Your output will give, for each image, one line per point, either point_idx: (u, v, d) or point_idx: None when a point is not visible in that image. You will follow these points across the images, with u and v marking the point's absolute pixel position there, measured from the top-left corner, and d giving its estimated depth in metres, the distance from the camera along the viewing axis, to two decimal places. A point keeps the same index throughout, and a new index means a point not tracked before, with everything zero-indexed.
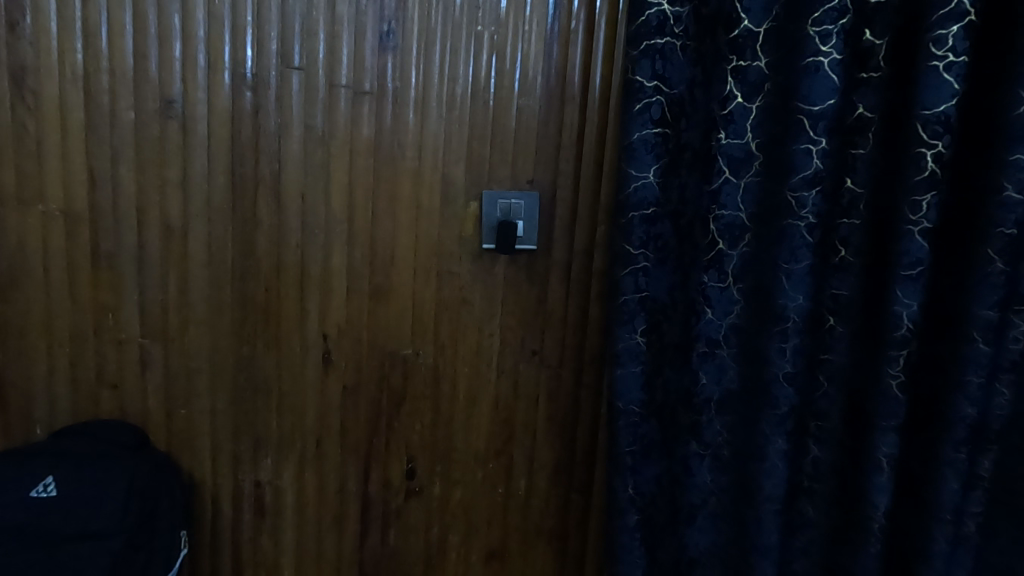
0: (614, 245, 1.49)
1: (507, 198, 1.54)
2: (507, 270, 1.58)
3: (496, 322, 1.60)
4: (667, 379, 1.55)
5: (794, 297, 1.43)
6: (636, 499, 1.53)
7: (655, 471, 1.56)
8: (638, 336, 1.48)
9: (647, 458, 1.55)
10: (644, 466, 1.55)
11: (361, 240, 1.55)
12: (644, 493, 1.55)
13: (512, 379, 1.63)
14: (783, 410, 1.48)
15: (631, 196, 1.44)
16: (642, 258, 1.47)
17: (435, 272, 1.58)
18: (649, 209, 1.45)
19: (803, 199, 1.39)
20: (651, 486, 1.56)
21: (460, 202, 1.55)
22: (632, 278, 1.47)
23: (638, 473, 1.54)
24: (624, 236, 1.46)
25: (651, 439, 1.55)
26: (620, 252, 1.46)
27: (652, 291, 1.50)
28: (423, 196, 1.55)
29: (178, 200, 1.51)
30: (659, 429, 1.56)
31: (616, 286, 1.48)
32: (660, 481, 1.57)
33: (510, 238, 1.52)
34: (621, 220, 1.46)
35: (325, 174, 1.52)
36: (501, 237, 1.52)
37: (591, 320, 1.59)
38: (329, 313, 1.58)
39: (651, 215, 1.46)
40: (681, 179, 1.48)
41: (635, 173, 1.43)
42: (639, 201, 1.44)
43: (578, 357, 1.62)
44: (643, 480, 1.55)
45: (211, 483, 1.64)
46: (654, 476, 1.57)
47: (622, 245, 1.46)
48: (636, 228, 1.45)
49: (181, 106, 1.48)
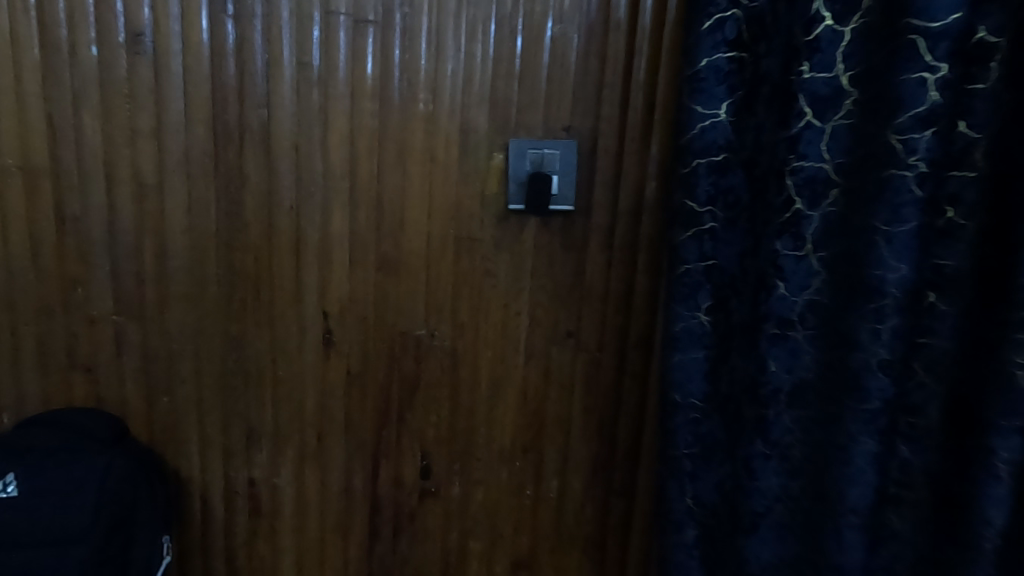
0: (677, 203, 1.24)
1: (539, 148, 1.29)
2: (538, 235, 1.33)
3: (525, 297, 1.36)
4: (733, 368, 1.31)
5: (894, 267, 1.11)
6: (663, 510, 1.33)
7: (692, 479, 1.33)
8: (702, 315, 1.24)
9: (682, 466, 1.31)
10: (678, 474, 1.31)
11: (365, 201, 1.31)
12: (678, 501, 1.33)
13: (543, 366, 1.39)
14: (875, 405, 1.17)
15: (704, 134, 1.19)
16: (706, 217, 1.24)
17: (452, 239, 1.33)
18: (715, 153, 1.20)
19: (912, 142, 1.07)
20: (685, 496, 1.32)
21: (482, 153, 1.30)
22: (693, 241, 1.24)
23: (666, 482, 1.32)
24: (683, 188, 1.21)
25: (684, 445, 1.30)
26: (679, 209, 1.23)
27: (720, 259, 1.27)
28: (439, 148, 1.30)
29: (152, 153, 1.29)
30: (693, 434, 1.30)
31: (674, 251, 1.25)
32: (698, 490, 1.33)
33: (543, 196, 1.28)
34: (681, 167, 1.21)
35: (323, 121, 1.29)
36: (531, 194, 1.27)
37: (636, 295, 1.34)
38: (329, 286, 1.35)
39: (718, 164, 1.21)
40: (756, 119, 1.22)
41: (702, 110, 1.18)
42: (708, 142, 1.20)
43: (620, 341, 1.38)
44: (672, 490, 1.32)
45: (200, 481, 1.44)
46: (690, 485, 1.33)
47: (681, 199, 1.22)
48: (702, 179, 1.20)
49: (151, 41, 1.25)
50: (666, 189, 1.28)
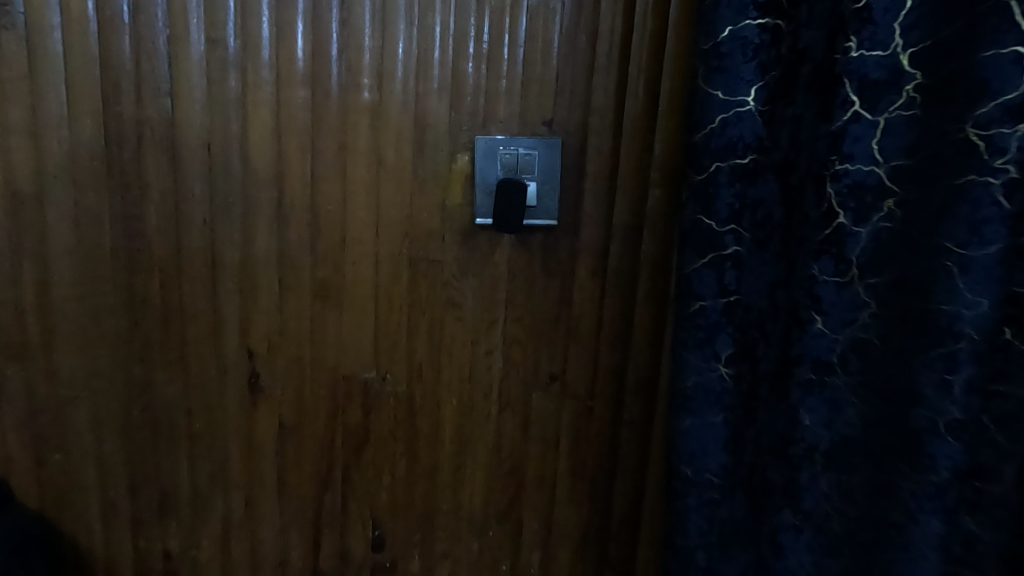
0: (688, 224, 0.90)
1: (513, 147, 1.02)
2: (513, 257, 1.07)
3: (496, 334, 1.10)
4: (760, 429, 0.94)
5: (972, 301, 0.73)
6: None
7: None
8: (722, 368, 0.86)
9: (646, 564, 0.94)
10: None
11: (295, 214, 1.05)
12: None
13: (521, 416, 1.13)
14: (944, 479, 0.78)
15: (727, 128, 0.85)
16: (719, 241, 0.88)
17: (405, 262, 1.07)
18: (741, 156, 0.86)
19: (1003, 139, 0.70)
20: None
21: (442, 154, 1.03)
22: (707, 275, 0.89)
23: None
24: (694, 204, 0.88)
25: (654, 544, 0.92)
26: (693, 231, 0.89)
27: (746, 296, 0.90)
28: (387, 148, 1.03)
29: (27, 155, 1.02)
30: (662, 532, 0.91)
31: (682, 289, 0.91)
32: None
33: (513, 207, 1.01)
34: (696, 176, 0.88)
35: (241, 114, 1.03)
36: (497, 205, 1.01)
37: (635, 332, 1.08)
38: (254, 319, 1.09)
39: (742, 171, 0.86)
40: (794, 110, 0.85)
41: (723, 96, 0.81)
42: (733, 139, 0.85)
43: (615, 388, 1.11)
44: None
45: (105, 553, 1.18)
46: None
47: (693, 218, 0.89)
48: (721, 192, 0.87)
49: (21, 13, 0.99)
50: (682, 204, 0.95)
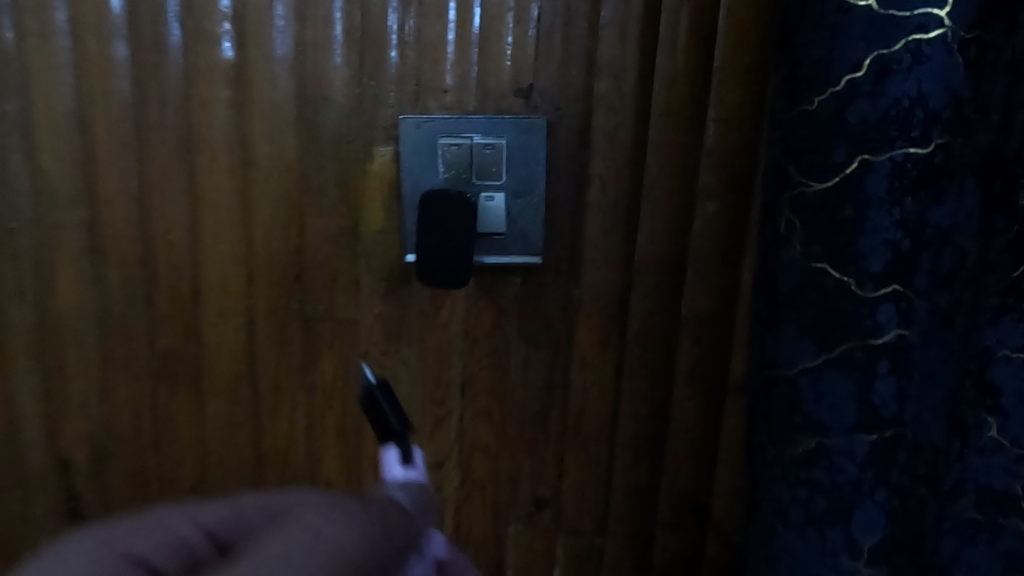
0: (786, 279, 0.42)
1: (464, 134, 0.59)
2: (473, 315, 0.65)
3: (447, 437, 0.68)
4: None
5: None
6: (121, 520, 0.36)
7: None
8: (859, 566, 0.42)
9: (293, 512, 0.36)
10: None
11: (119, 250, 0.65)
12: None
13: (490, 561, 0.72)
14: None
15: (888, 80, 0.37)
16: (862, 316, 0.40)
17: (297, 325, 0.66)
18: (916, 135, 0.38)
19: None
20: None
21: (352, 149, 0.62)
22: (832, 390, 0.41)
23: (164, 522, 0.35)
24: (809, 236, 0.40)
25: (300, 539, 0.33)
26: (804, 290, 0.41)
27: (914, 424, 0.42)
28: (260, 140, 0.63)
29: None
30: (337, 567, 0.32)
31: (775, 410, 0.43)
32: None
33: (455, 221, 0.57)
34: (809, 182, 0.40)
35: (21, 87, 0.62)
36: (428, 213, 0.57)
37: (672, 433, 0.67)
38: (65, 415, 0.69)
39: (919, 167, 0.38)
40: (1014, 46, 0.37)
41: (885, 11, 0.37)
42: (903, 102, 0.37)
43: (642, 519, 0.69)
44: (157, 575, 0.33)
45: None
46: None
47: (806, 267, 0.41)
48: (875, 216, 0.39)
49: None
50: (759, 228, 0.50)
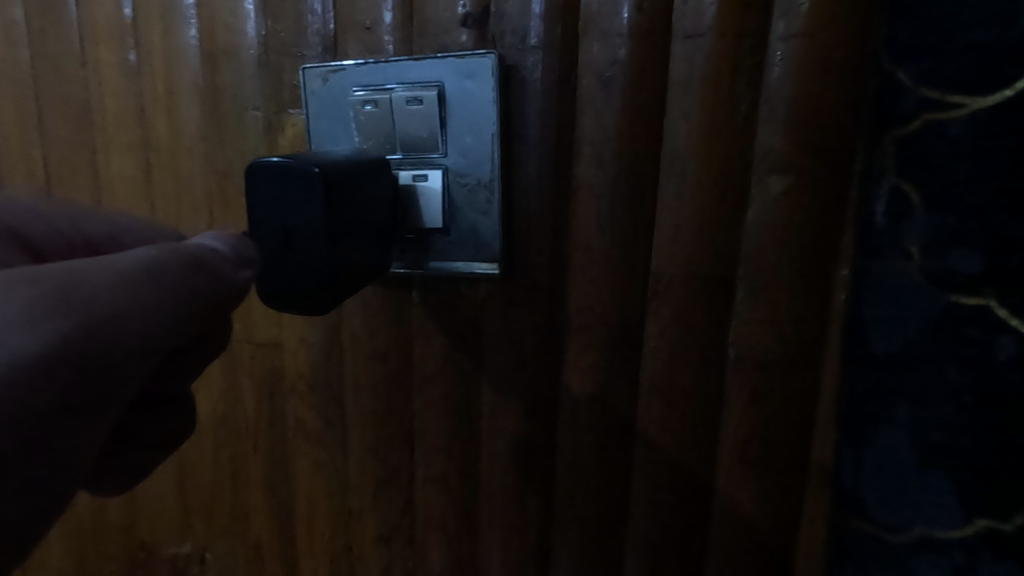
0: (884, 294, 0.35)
1: (383, 85, 0.41)
2: (419, 345, 0.47)
3: (393, 505, 0.50)
4: None
5: None
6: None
7: (49, 325, 0.20)
8: None
9: (71, 265, 0.22)
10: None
11: None
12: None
13: None
14: None
15: None
16: (956, 394, 0.32)
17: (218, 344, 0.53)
18: None
19: None
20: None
21: (258, 118, 0.47)
22: (922, 487, 0.34)
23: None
24: (935, 238, 0.33)
25: (34, 287, 0.21)
26: (925, 337, 0.33)
27: None
28: (157, 111, 0.50)
29: None
30: (93, 308, 0.22)
31: (859, 490, 0.37)
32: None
33: (300, 194, 0.32)
34: (947, 111, 0.32)
35: None
36: (251, 201, 0.32)
37: (714, 539, 0.43)
38: None
39: None
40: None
41: None
42: None
43: None
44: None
45: None
46: (38, 292, 0.21)
47: (930, 286, 0.33)
48: None
49: None
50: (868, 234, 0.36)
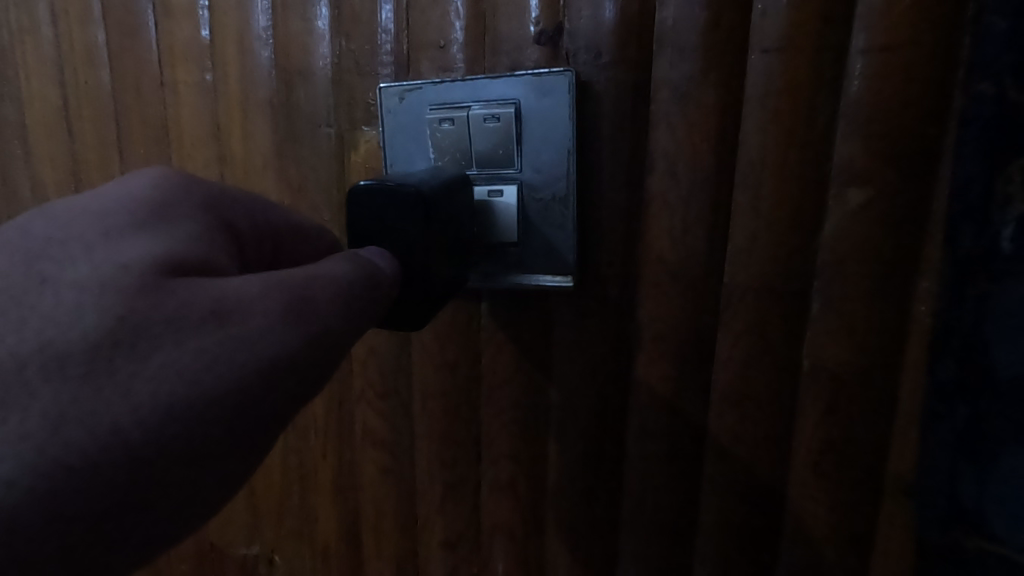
0: None
1: (460, 102, 0.43)
2: (488, 355, 0.48)
3: (458, 510, 0.52)
4: None
5: None
6: (66, 208, 0.26)
7: (281, 334, 0.25)
8: None
9: (300, 279, 0.27)
10: (29, 300, 0.23)
11: None
12: (55, 313, 0.23)
13: None
14: None
15: None
16: None
17: None
18: None
19: None
20: (190, 306, 0.24)
21: (331, 135, 0.48)
22: None
23: (183, 218, 0.27)
24: None
25: (272, 303, 0.25)
26: None
27: None
28: (232, 129, 0.51)
29: None
30: (309, 321, 0.26)
31: None
32: (228, 350, 0.24)
33: (401, 214, 0.33)
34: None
35: (35, 91, 0.60)
36: (353, 221, 0.34)
37: (786, 550, 0.43)
38: None
39: None
40: None
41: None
42: None
43: None
44: (8, 348, 0.22)
45: None
46: (273, 308, 0.25)
47: None
48: None
49: None
50: (958, 254, 0.31)
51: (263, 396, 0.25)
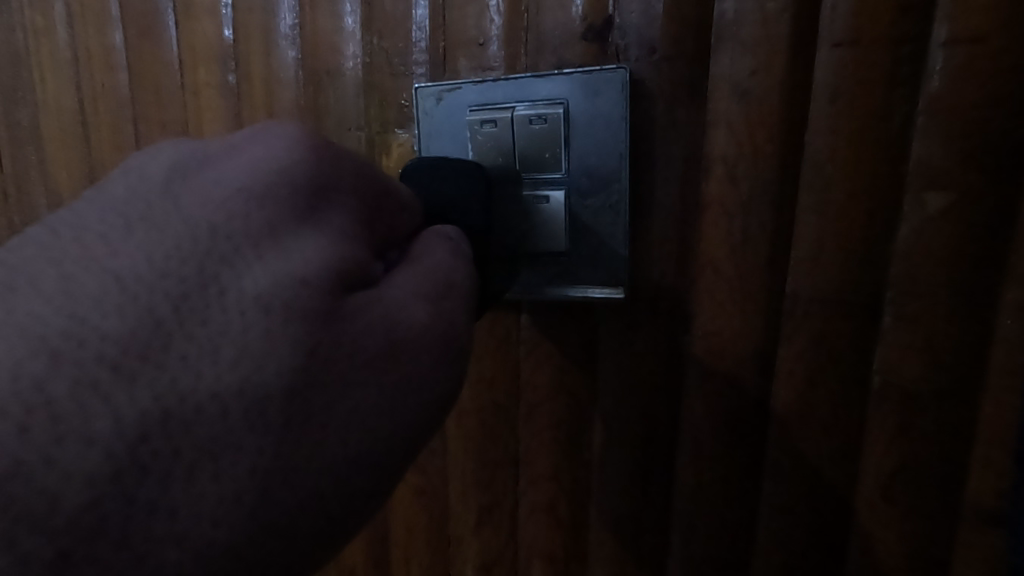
0: None
1: (506, 100, 0.41)
2: (529, 368, 0.46)
3: (495, 534, 0.49)
4: None
5: None
6: (207, 193, 0.23)
7: (440, 353, 0.24)
8: None
9: (442, 294, 0.25)
10: (209, 315, 0.21)
11: None
12: (244, 338, 0.21)
13: None
14: None
15: None
16: None
17: None
18: None
19: None
20: (365, 337, 0.22)
21: (361, 139, 0.46)
22: None
23: (340, 210, 0.24)
24: None
25: (426, 320, 0.24)
26: None
27: None
28: None
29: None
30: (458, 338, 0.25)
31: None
32: (394, 388, 0.22)
33: (463, 191, 0.32)
34: None
35: (52, 97, 0.59)
36: None
37: None
38: None
39: None
40: None
41: None
42: None
43: None
44: (207, 384, 0.20)
45: None
46: (439, 333, 0.24)
47: None
48: None
49: None
50: None
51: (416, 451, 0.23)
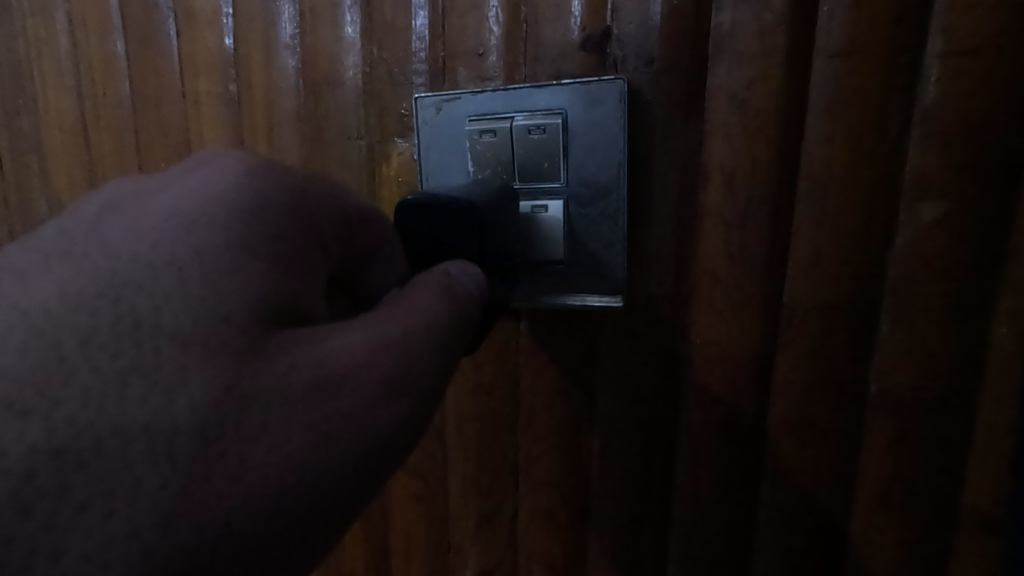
0: None
1: (506, 110, 0.41)
2: (529, 374, 0.46)
3: (494, 539, 0.50)
4: None
5: None
6: (131, 229, 0.23)
7: (375, 386, 0.24)
8: None
9: (380, 325, 0.25)
10: (121, 350, 0.21)
11: None
12: (158, 374, 0.21)
13: None
14: None
15: None
16: None
17: None
18: None
19: None
20: (292, 375, 0.22)
21: (361, 147, 0.46)
22: None
23: (274, 237, 0.23)
24: None
25: (357, 355, 0.24)
26: None
27: None
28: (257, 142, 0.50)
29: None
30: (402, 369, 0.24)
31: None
32: (326, 421, 0.23)
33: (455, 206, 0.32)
34: None
35: (55, 105, 0.59)
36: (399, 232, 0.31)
37: None
38: None
39: None
40: None
41: None
42: None
43: None
44: (114, 420, 0.20)
45: None
46: (376, 368, 0.24)
47: None
48: None
49: None
50: None
51: (377, 456, 0.24)
